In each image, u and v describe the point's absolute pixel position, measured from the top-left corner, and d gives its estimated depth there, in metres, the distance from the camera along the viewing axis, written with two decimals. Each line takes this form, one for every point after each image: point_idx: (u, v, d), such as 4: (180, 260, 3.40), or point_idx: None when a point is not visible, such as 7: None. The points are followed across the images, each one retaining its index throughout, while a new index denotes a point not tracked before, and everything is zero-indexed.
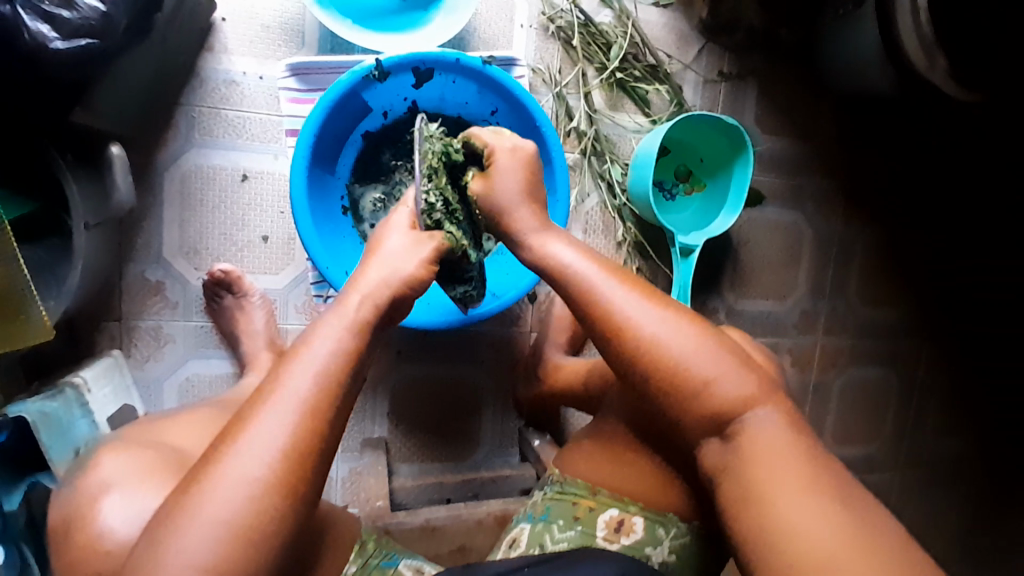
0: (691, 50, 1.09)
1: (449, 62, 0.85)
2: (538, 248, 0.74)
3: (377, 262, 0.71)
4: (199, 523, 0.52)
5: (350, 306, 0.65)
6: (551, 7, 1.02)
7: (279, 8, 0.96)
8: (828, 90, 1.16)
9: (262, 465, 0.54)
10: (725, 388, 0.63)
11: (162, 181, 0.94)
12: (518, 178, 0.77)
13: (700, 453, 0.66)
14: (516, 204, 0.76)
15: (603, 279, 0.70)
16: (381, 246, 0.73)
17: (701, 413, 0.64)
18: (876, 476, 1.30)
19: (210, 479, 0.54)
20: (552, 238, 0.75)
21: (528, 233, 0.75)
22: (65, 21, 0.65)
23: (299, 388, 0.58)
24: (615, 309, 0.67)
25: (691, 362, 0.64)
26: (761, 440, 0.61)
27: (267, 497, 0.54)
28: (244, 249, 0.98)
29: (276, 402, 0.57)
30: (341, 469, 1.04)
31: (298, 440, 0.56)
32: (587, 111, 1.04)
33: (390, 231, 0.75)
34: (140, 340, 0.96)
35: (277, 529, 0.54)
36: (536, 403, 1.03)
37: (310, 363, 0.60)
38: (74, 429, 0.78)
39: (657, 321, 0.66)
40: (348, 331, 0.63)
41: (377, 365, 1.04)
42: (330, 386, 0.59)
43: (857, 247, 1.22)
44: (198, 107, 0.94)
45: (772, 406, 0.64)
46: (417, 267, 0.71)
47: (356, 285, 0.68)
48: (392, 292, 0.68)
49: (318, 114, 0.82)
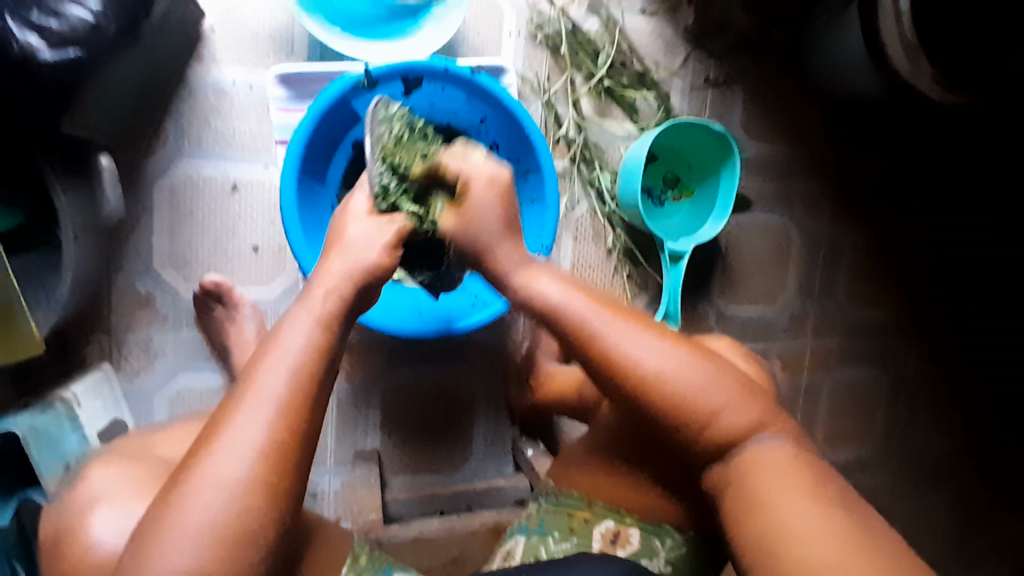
0: (679, 57, 1.10)
1: (438, 70, 0.87)
2: (522, 284, 0.72)
3: (339, 253, 0.68)
4: (189, 523, 0.52)
5: (314, 300, 0.64)
6: (540, 15, 1.03)
7: (269, 18, 0.96)
8: (814, 95, 1.17)
9: (243, 465, 0.54)
10: (730, 418, 0.63)
11: (151, 192, 0.94)
12: (497, 212, 0.74)
13: (705, 478, 0.66)
14: (495, 239, 0.74)
15: (604, 318, 0.67)
16: (344, 236, 0.69)
17: (708, 444, 0.64)
18: (869, 478, 1.31)
19: (191, 483, 0.53)
20: (536, 270, 0.73)
21: (511, 271, 0.73)
22: (54, 31, 0.65)
23: (274, 383, 0.57)
24: (613, 345, 0.66)
25: (699, 395, 0.64)
26: (768, 464, 0.62)
27: (251, 503, 0.53)
28: (234, 259, 0.97)
29: (251, 400, 0.57)
30: (332, 483, 1.02)
31: (278, 439, 0.55)
32: (575, 118, 1.05)
33: (349, 218, 0.72)
34: (130, 353, 0.95)
35: (264, 529, 0.53)
36: (530, 412, 1.04)
37: (283, 358, 0.59)
38: (64, 443, 0.77)
39: (658, 355, 0.65)
40: (316, 326, 0.62)
41: (366, 376, 1.03)
42: (322, 386, 0.59)
43: (845, 251, 1.24)
44: (188, 117, 0.94)
45: (775, 430, 0.65)
46: (380, 255, 0.68)
47: (319, 279, 0.67)
48: (353, 283, 0.66)
49: (308, 121, 0.83)
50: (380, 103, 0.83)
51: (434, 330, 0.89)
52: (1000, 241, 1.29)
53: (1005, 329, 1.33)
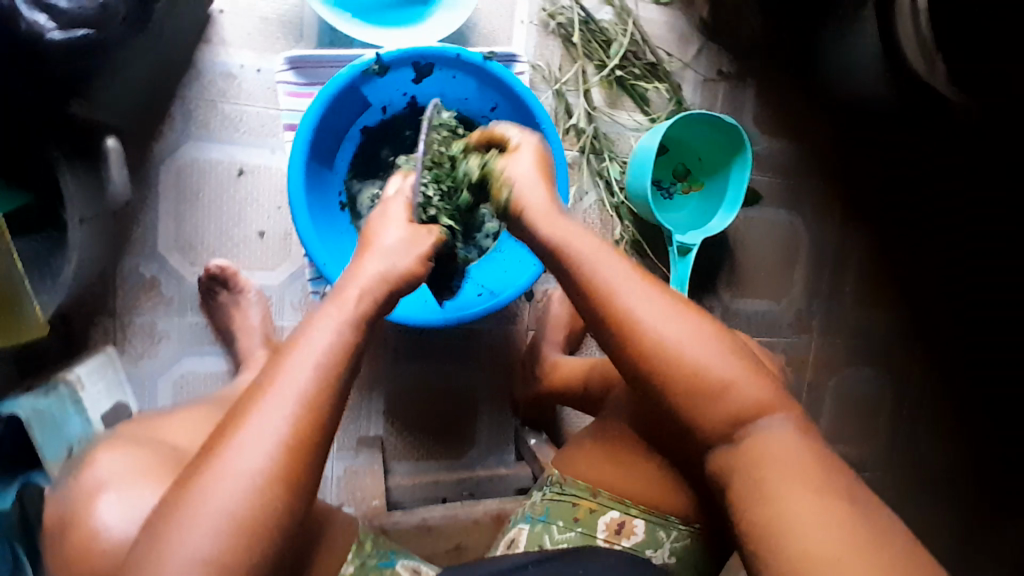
0: (691, 49, 1.09)
1: (450, 57, 0.85)
2: (544, 231, 0.71)
3: (372, 253, 0.68)
4: (204, 512, 0.52)
5: (348, 296, 0.64)
6: (552, 3, 1.02)
7: (278, 1, 0.95)
8: (827, 91, 1.16)
9: (263, 457, 0.53)
10: (741, 393, 0.63)
11: (158, 175, 0.93)
12: (534, 167, 0.76)
13: (711, 455, 0.66)
14: (527, 184, 0.74)
15: (623, 277, 0.67)
16: (375, 240, 0.70)
17: (720, 415, 0.63)
18: (872, 478, 1.31)
19: (210, 473, 0.53)
20: (559, 221, 0.71)
21: (538, 218, 0.72)
22: (62, 10, 0.64)
23: (299, 379, 0.57)
24: (627, 307, 0.66)
25: (714, 364, 0.64)
26: (778, 446, 0.62)
27: (269, 495, 0.53)
28: (240, 244, 0.97)
29: (274, 392, 0.56)
30: (336, 468, 1.01)
31: (299, 433, 0.55)
32: (587, 108, 1.04)
33: (386, 224, 0.72)
34: (134, 336, 0.95)
35: (279, 518, 0.53)
36: (533, 404, 1.02)
37: (306, 355, 0.58)
38: (66, 428, 0.78)
39: (672, 322, 0.65)
40: (346, 326, 0.61)
41: (375, 363, 1.04)
42: (332, 368, 0.59)
43: (854, 250, 1.23)
44: (196, 100, 0.94)
45: (785, 414, 0.65)
46: (411, 262, 0.69)
47: (348, 279, 0.66)
48: (383, 278, 0.66)
49: (319, 106, 0.82)
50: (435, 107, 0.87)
51: (444, 320, 0.87)
52: (1014, 235, 1.25)
53: (1007, 331, 1.31)
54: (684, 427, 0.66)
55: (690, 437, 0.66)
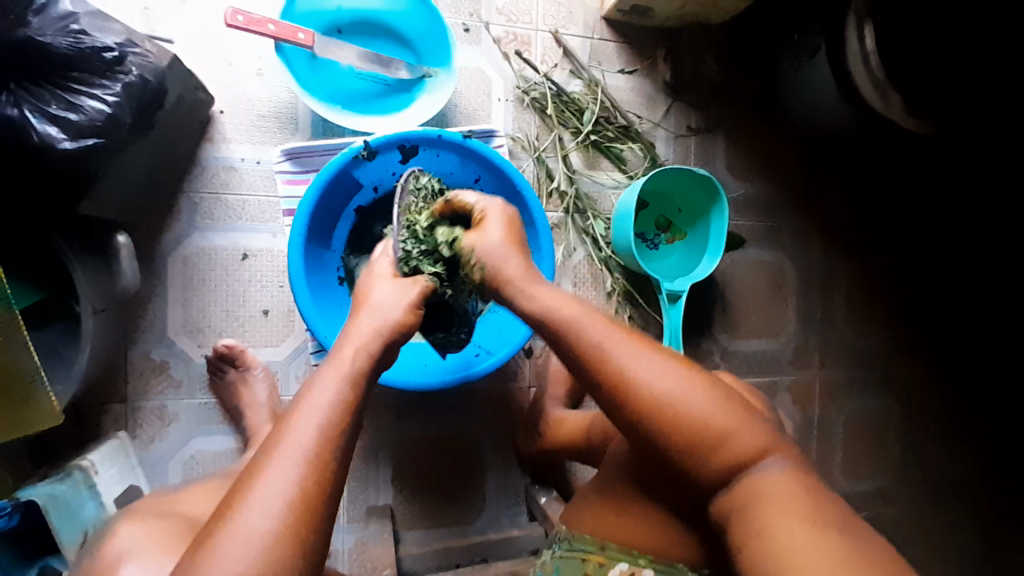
0: (660, 109, 1.15)
1: (432, 137, 0.92)
2: (532, 299, 0.73)
3: (367, 312, 0.72)
4: (218, 574, 0.53)
5: (343, 359, 0.67)
6: (525, 81, 1.10)
7: (273, 99, 1.03)
8: (795, 135, 1.21)
9: (271, 517, 0.56)
10: (739, 442, 0.65)
11: (166, 266, 0.99)
12: (501, 241, 0.77)
13: (713, 502, 0.67)
14: (501, 257, 0.76)
15: (612, 335, 0.70)
16: (370, 297, 0.74)
17: (719, 465, 0.65)
18: (892, 513, 1.28)
19: (223, 535, 0.55)
20: (542, 288, 0.74)
21: (521, 283, 0.74)
22: (72, 122, 0.72)
23: (303, 439, 0.60)
24: (622, 365, 0.67)
25: (710, 418, 0.65)
26: (774, 487, 0.63)
27: (273, 556, 0.55)
28: (245, 324, 1.02)
29: (280, 456, 0.59)
30: (346, 540, 1.03)
31: (308, 489, 0.58)
32: (566, 171, 1.10)
33: (375, 281, 0.77)
34: (145, 420, 0.98)
35: (292, 575, 0.55)
36: (541, 459, 1.02)
37: (310, 415, 0.61)
38: (82, 512, 0.81)
39: (666, 378, 0.67)
40: (342, 384, 0.64)
41: (378, 431, 1.05)
42: (335, 427, 0.62)
43: (842, 283, 1.25)
44: (200, 193, 1.01)
45: (781, 455, 0.66)
46: (402, 313, 0.72)
47: (346, 337, 0.69)
48: (382, 340, 0.70)
49: (313, 191, 0.88)
50: (411, 174, 0.89)
51: (441, 381, 0.91)
52: (1013, 257, 1.27)
53: (1005, 363, 1.29)
54: (685, 476, 0.67)
55: (692, 485, 0.68)
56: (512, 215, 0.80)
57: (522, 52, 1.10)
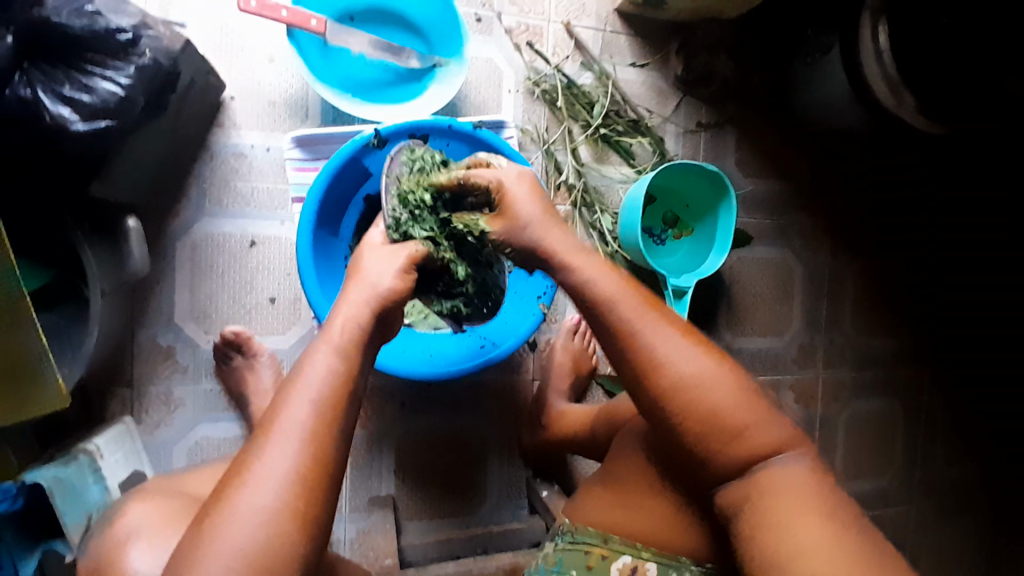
0: (670, 104, 1.15)
1: (443, 126, 0.92)
2: (574, 271, 0.72)
3: (357, 283, 0.70)
4: (222, 549, 0.54)
5: (335, 331, 0.66)
6: (536, 72, 1.09)
7: (284, 86, 1.03)
8: (805, 132, 1.21)
9: (272, 493, 0.56)
10: (757, 434, 0.65)
11: (174, 251, 0.99)
12: (536, 207, 0.75)
13: (720, 491, 0.67)
14: (543, 227, 0.74)
15: (643, 315, 0.68)
16: (361, 266, 0.72)
17: (735, 455, 0.65)
18: (892, 511, 1.28)
19: (224, 512, 0.56)
20: (587, 258, 0.72)
21: (565, 255, 0.72)
22: (85, 104, 0.72)
23: (298, 413, 0.60)
24: (651, 347, 0.67)
25: (731, 407, 0.65)
26: (785, 483, 0.63)
27: (280, 532, 0.56)
28: (252, 311, 1.02)
29: (277, 431, 0.59)
30: (348, 530, 1.03)
31: (308, 468, 0.58)
32: (575, 165, 1.10)
33: (367, 249, 0.76)
34: (150, 405, 0.98)
35: (294, 551, 0.56)
36: (542, 450, 1.03)
37: (306, 389, 0.61)
38: (87, 495, 0.81)
39: (695, 363, 0.66)
40: (336, 356, 0.64)
41: (380, 421, 1.05)
42: (334, 398, 0.62)
43: (848, 283, 1.25)
44: (209, 179, 1.01)
45: (799, 452, 0.66)
46: (394, 281, 0.71)
47: (338, 310, 0.68)
48: (372, 309, 0.68)
49: (323, 178, 0.88)
50: (403, 146, 0.87)
51: (444, 371, 0.91)
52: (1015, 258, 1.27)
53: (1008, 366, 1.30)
54: (697, 461, 0.67)
55: (700, 472, 0.68)
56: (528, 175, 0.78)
57: (534, 43, 1.10)
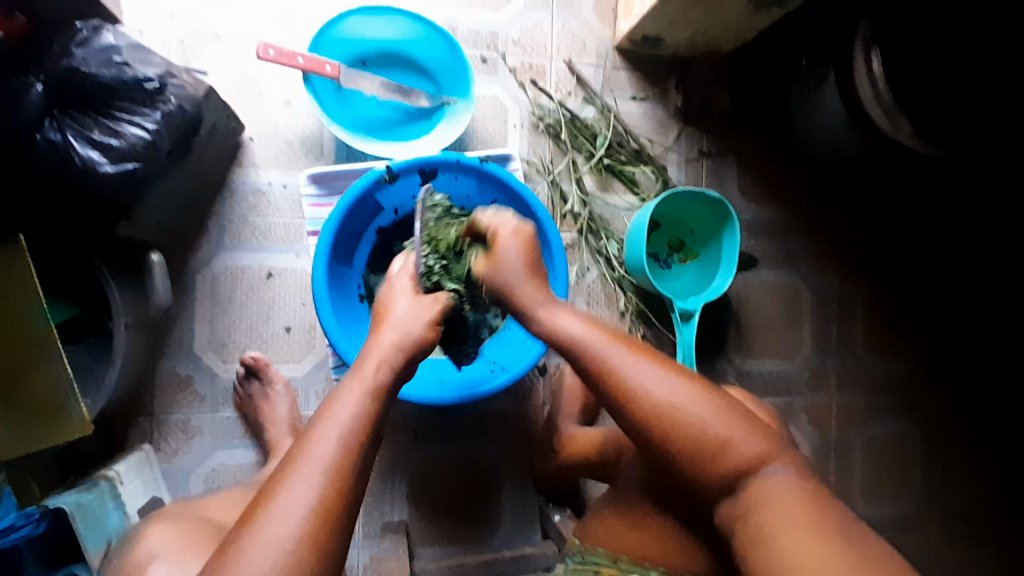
0: (671, 133, 1.19)
1: (451, 161, 0.96)
2: (545, 320, 0.75)
3: (388, 329, 0.74)
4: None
5: (366, 370, 0.69)
6: (540, 108, 1.14)
7: (300, 125, 1.08)
8: (806, 159, 1.23)
9: (294, 523, 0.58)
10: (740, 448, 0.66)
11: (195, 283, 1.03)
12: (518, 257, 0.78)
13: (717, 508, 0.68)
14: (519, 280, 0.77)
15: (612, 347, 0.71)
16: (390, 312, 0.76)
17: (721, 472, 0.67)
18: (915, 539, 1.26)
19: (248, 541, 0.57)
20: (558, 308, 0.76)
21: (536, 306, 0.76)
22: (114, 148, 0.77)
23: (325, 448, 0.62)
24: (627, 377, 0.69)
25: (709, 425, 0.67)
26: (777, 493, 0.64)
27: (294, 560, 0.56)
28: (269, 340, 1.05)
29: (303, 467, 0.61)
30: (361, 557, 1.04)
31: (326, 498, 0.59)
32: (580, 194, 1.14)
33: (397, 296, 0.79)
34: (169, 434, 1.01)
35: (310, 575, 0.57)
36: (555, 477, 1.03)
37: (334, 427, 0.64)
38: (107, 521, 0.82)
39: (670, 389, 0.68)
40: (365, 398, 0.67)
41: (393, 448, 1.07)
42: (355, 437, 0.64)
43: (857, 306, 1.25)
44: (229, 215, 1.05)
45: (785, 462, 0.67)
46: (423, 330, 0.74)
47: (370, 351, 0.72)
48: (405, 359, 0.72)
49: (338, 212, 0.92)
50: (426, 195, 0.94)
51: (455, 396, 0.91)
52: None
53: None
54: (687, 479, 0.69)
55: (698, 491, 0.69)
56: (525, 232, 0.80)
57: (537, 81, 1.15)
